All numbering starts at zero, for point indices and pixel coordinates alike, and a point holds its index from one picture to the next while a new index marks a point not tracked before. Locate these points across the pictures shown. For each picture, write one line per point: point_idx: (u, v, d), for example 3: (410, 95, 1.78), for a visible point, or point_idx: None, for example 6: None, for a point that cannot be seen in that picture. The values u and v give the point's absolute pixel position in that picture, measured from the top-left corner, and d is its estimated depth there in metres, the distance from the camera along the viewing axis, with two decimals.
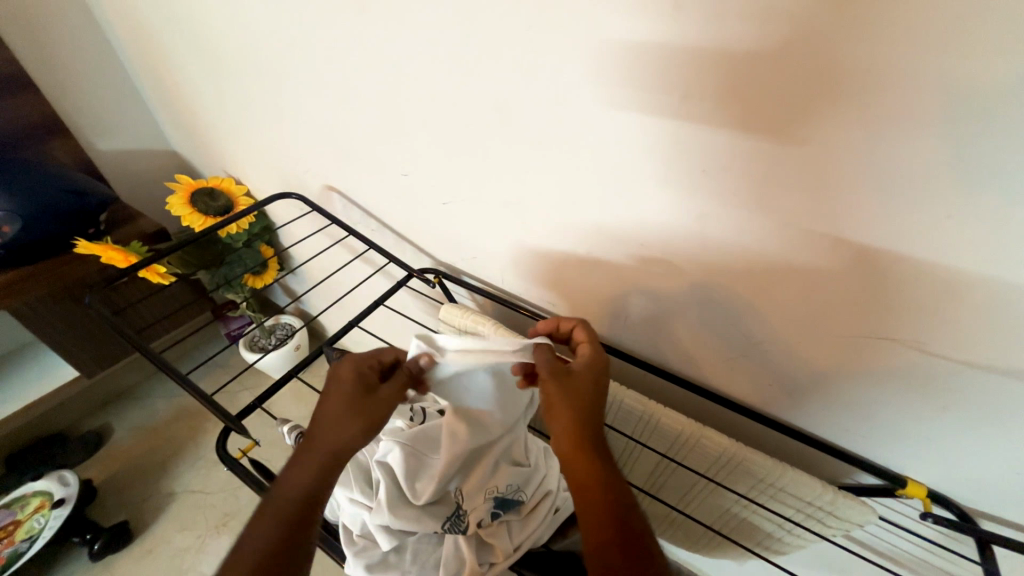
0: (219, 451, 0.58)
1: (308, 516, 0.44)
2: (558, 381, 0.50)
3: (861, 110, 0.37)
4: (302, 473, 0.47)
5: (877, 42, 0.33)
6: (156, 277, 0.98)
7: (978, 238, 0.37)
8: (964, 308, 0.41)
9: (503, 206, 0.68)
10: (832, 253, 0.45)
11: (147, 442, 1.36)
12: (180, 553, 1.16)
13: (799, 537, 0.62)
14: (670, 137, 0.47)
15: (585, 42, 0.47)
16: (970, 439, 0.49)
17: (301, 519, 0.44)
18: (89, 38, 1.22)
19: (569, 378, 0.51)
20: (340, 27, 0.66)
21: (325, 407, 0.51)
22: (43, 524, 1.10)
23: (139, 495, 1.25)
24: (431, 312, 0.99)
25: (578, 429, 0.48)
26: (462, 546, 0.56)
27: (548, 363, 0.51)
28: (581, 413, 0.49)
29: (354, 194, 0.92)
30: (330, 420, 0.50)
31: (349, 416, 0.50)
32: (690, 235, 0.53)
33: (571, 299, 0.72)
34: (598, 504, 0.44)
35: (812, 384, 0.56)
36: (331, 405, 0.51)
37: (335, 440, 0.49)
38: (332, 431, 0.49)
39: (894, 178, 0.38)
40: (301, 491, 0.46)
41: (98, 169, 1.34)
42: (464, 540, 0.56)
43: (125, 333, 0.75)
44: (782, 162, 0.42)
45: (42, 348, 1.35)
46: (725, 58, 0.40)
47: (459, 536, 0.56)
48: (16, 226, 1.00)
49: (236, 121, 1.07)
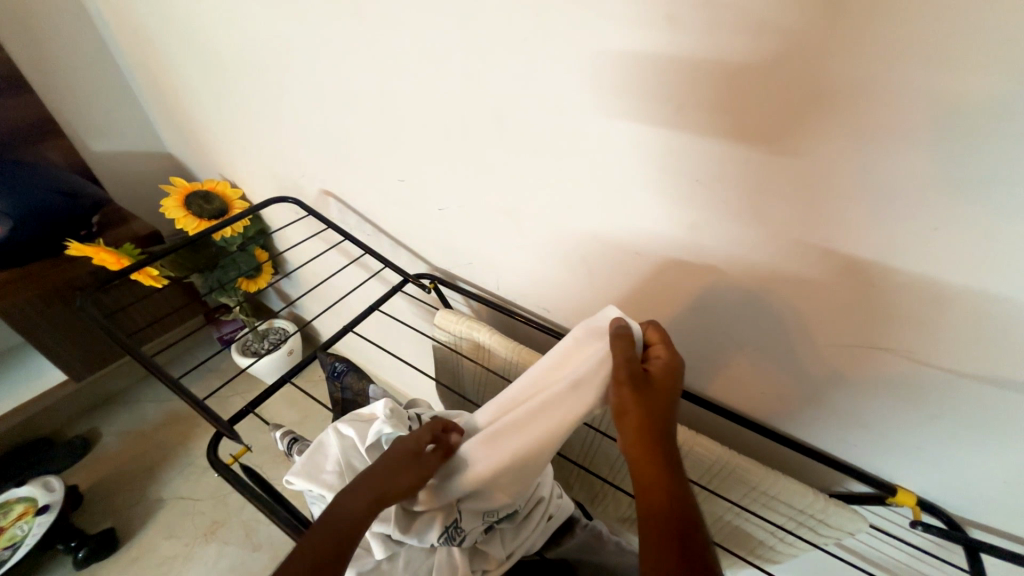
0: (211, 457, 0.57)
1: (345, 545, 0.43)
2: (627, 387, 0.47)
3: (852, 124, 0.38)
4: (356, 500, 0.45)
5: (865, 61, 0.35)
6: (149, 280, 0.98)
7: (965, 248, 0.38)
8: (949, 318, 0.42)
9: (499, 212, 0.68)
10: (823, 264, 0.46)
11: (135, 447, 1.33)
12: (167, 561, 1.14)
13: (791, 545, 0.62)
14: (665, 147, 0.48)
15: (581, 53, 0.47)
16: (957, 448, 0.50)
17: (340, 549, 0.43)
18: (86, 40, 1.22)
19: (631, 378, 0.47)
20: (337, 39, 0.68)
21: (399, 450, 0.48)
22: (26, 532, 1.07)
23: (126, 502, 1.23)
24: (426, 318, 0.98)
25: (643, 440, 0.44)
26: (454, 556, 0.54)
27: (620, 367, 0.48)
28: (643, 438, 0.44)
29: (349, 198, 0.92)
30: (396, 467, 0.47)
31: (417, 471, 0.48)
32: (683, 244, 0.54)
33: (565, 306, 0.72)
34: (653, 540, 0.39)
35: (804, 393, 0.56)
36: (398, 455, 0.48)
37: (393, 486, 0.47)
38: (397, 473, 0.47)
39: (883, 190, 0.39)
40: (349, 521, 0.44)
41: (92, 171, 1.33)
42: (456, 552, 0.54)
43: (117, 336, 0.74)
44: (773, 173, 0.43)
45: (30, 351, 1.33)
46: (720, 71, 0.41)
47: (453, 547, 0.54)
48: (8, 227, 0.99)
49: (232, 124, 1.07)
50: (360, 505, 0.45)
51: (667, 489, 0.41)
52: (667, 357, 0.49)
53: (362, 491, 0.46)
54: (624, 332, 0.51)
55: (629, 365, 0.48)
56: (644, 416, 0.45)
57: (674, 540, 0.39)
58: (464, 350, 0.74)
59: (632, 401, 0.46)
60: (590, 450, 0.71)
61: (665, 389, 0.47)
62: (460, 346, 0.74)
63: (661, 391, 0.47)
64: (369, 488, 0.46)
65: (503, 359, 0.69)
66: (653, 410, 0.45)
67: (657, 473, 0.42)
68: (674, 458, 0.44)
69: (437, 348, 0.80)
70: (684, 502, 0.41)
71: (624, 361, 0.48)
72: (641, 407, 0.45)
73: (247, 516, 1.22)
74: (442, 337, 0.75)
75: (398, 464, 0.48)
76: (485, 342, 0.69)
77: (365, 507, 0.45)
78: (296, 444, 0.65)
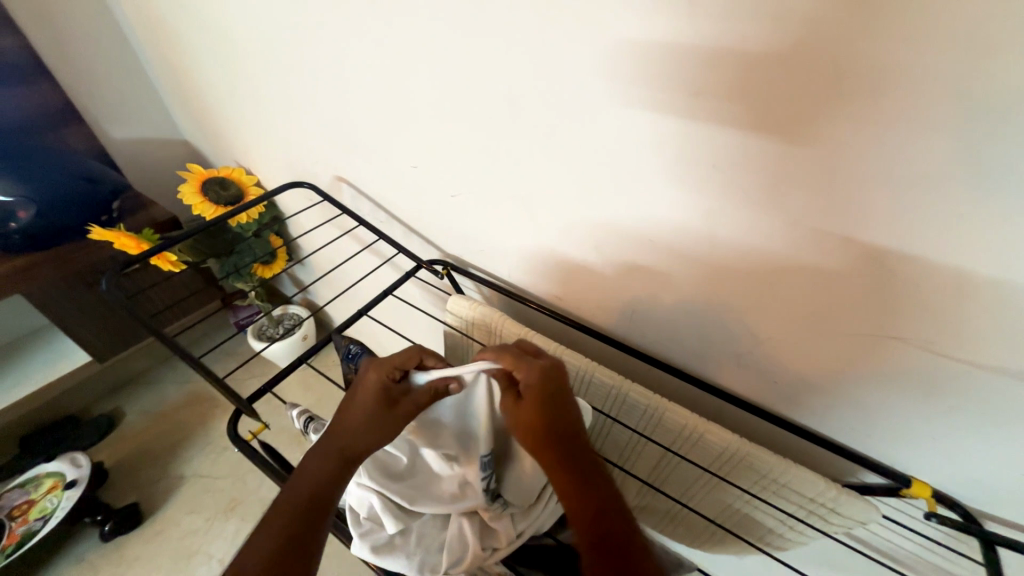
0: (230, 435, 0.58)
1: (322, 507, 0.46)
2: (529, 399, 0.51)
3: (872, 108, 0.36)
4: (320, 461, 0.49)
5: (890, 40, 0.33)
6: (167, 265, 1.00)
7: (985, 237, 0.37)
8: (971, 308, 0.41)
9: (511, 199, 0.68)
10: (842, 253, 0.44)
11: (156, 427, 1.38)
12: (188, 536, 1.18)
13: (801, 534, 0.61)
14: (678, 133, 0.47)
15: (594, 37, 0.46)
16: (972, 440, 0.49)
17: (319, 506, 0.46)
18: (103, 27, 1.23)
19: (516, 410, 0.51)
20: (352, 27, 0.67)
21: (355, 406, 0.52)
22: (55, 505, 1.12)
23: (148, 479, 1.27)
24: (438, 304, 0.99)
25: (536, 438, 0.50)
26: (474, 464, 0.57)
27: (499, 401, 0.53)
28: (537, 435, 0.50)
29: (362, 185, 0.92)
30: (362, 418, 0.51)
31: (381, 417, 0.52)
32: (698, 232, 0.53)
33: (575, 292, 0.72)
34: (582, 526, 0.45)
35: (816, 383, 0.56)
36: (363, 403, 0.52)
37: (355, 437, 0.50)
38: (355, 427, 0.51)
39: (906, 175, 0.38)
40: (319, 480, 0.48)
41: (112, 157, 1.35)
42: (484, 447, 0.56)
43: (141, 318, 0.76)
44: (790, 161, 0.42)
45: (55, 333, 1.37)
46: (734, 55, 0.40)
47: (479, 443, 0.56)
48: (31, 212, 1.02)
49: (247, 111, 1.07)
50: (325, 464, 0.49)
51: (576, 491, 0.47)
52: (532, 369, 0.52)
53: (323, 453, 0.50)
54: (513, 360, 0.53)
55: (506, 400, 0.52)
56: (536, 431, 0.50)
57: (597, 530, 0.45)
58: (475, 335, 0.74)
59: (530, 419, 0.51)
60: (600, 436, 0.71)
61: (552, 405, 0.51)
62: (472, 331, 0.74)
63: (545, 397, 0.51)
64: (329, 450, 0.50)
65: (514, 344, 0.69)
66: (549, 410, 0.51)
67: (561, 475, 0.48)
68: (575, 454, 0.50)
69: (448, 333, 0.80)
70: (597, 495, 0.47)
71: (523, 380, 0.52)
72: (531, 431, 0.50)
73: (263, 495, 1.25)
74: (454, 321, 0.75)
75: (351, 419, 0.52)
76: (496, 327, 0.69)
77: (330, 465, 0.49)
78: (312, 423, 0.66)
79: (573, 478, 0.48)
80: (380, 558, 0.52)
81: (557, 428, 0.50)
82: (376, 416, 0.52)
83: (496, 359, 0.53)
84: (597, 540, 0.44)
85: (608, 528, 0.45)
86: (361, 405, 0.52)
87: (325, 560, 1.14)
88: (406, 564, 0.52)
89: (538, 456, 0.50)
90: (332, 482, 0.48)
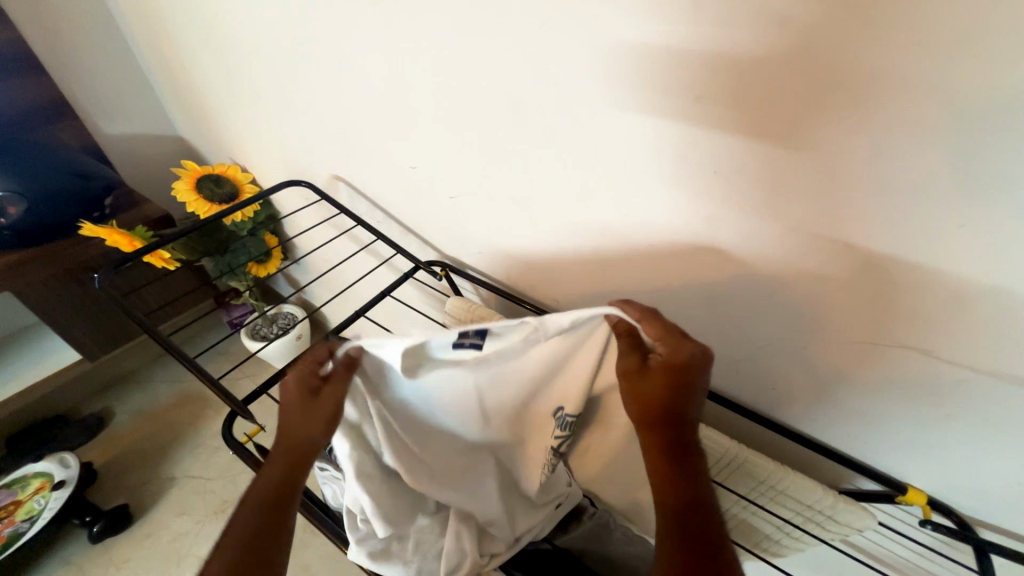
0: (225, 437, 0.57)
1: (284, 499, 0.46)
2: (658, 375, 0.44)
3: (874, 119, 0.36)
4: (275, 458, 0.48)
5: (892, 51, 0.33)
6: (161, 263, 0.99)
7: (983, 248, 0.37)
8: (968, 318, 0.41)
9: (510, 201, 0.67)
10: (843, 261, 0.45)
11: (147, 427, 1.36)
12: (179, 538, 1.16)
13: (797, 539, 0.62)
14: (679, 139, 0.47)
15: (599, 40, 0.46)
16: (968, 448, 0.50)
17: (280, 503, 0.46)
18: (97, 21, 1.21)
19: (639, 384, 0.45)
20: (352, 25, 0.66)
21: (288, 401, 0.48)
22: (43, 506, 1.10)
23: (139, 479, 1.25)
24: (436, 305, 0.98)
25: (648, 416, 0.45)
26: (547, 419, 0.53)
27: (622, 361, 0.45)
28: (652, 412, 0.45)
29: (360, 184, 0.92)
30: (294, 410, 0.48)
31: (306, 405, 0.47)
32: (698, 239, 0.53)
33: (576, 297, 0.72)
34: (666, 512, 0.45)
35: (813, 389, 0.56)
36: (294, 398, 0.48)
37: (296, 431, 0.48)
38: (293, 421, 0.48)
39: (907, 185, 0.38)
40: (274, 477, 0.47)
41: (104, 153, 1.33)
42: (571, 410, 0.51)
43: (135, 316, 0.75)
44: (790, 169, 0.42)
45: (43, 331, 1.35)
46: (736, 62, 0.40)
47: (562, 396, 0.51)
48: (20, 208, 1.00)
49: (243, 108, 1.06)
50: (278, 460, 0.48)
51: (673, 479, 0.45)
52: (681, 350, 0.44)
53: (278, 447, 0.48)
54: (657, 329, 0.45)
55: (630, 364, 0.45)
56: (654, 409, 0.45)
57: (679, 519, 0.44)
58: None
59: (652, 398, 0.45)
60: None
61: (680, 391, 0.44)
62: None
63: (682, 380, 0.44)
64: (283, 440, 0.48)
65: None
66: (674, 395, 0.45)
67: (661, 459, 0.45)
68: (683, 441, 0.46)
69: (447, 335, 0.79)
70: (693, 486, 0.45)
71: (661, 355, 0.44)
72: (642, 404, 0.45)
73: None
74: (452, 323, 0.74)
75: (289, 418, 0.48)
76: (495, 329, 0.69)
77: (286, 462, 0.48)
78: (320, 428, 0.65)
79: (672, 462, 0.45)
80: (376, 565, 0.52)
81: (677, 413, 0.45)
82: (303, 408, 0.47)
83: (637, 319, 0.46)
84: (683, 532, 0.43)
85: (697, 523, 0.43)
86: (293, 406, 0.48)
87: (318, 563, 1.13)
88: (402, 570, 0.53)
89: (643, 428, 0.46)
90: (288, 476, 0.47)
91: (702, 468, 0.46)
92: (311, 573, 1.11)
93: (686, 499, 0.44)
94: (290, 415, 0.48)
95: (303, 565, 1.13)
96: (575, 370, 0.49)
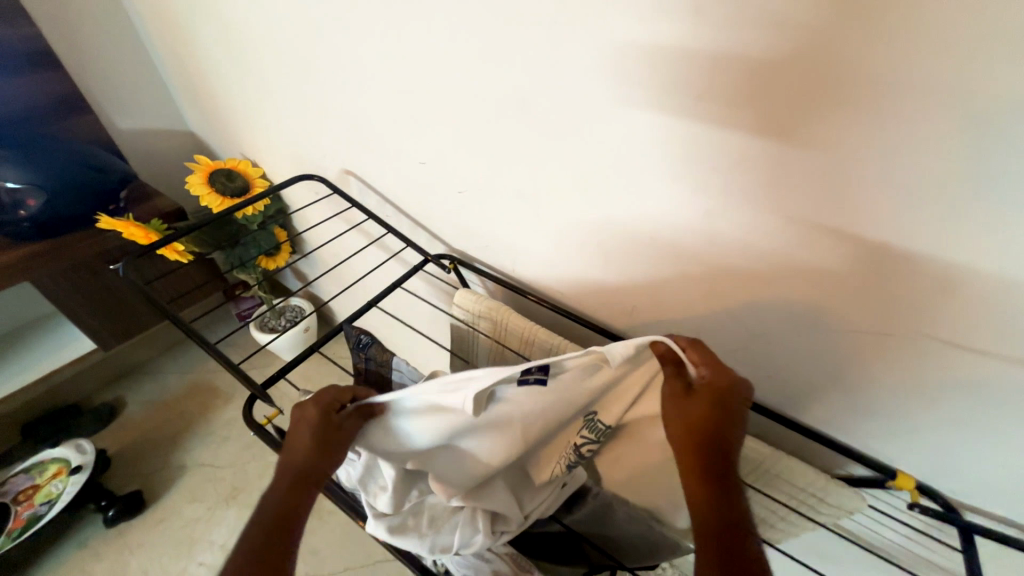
0: (247, 417, 0.59)
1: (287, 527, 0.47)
2: (700, 398, 0.46)
3: (876, 115, 0.38)
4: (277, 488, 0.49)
5: (894, 48, 0.35)
6: (175, 256, 1.01)
7: (974, 240, 0.39)
8: (958, 306, 0.43)
9: (518, 197, 0.70)
10: (840, 253, 0.47)
11: (159, 416, 1.39)
12: (191, 523, 1.19)
13: (791, 523, 0.64)
14: (685, 135, 0.49)
15: (608, 39, 0.48)
16: (954, 432, 0.53)
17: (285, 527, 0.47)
18: (110, 18, 1.23)
19: (684, 402, 0.47)
20: (365, 23, 0.68)
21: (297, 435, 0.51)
22: (61, 489, 1.14)
23: (151, 467, 1.28)
24: (443, 298, 1.01)
25: (692, 438, 0.46)
26: (576, 424, 0.56)
27: (668, 381, 0.48)
28: (698, 434, 0.46)
29: (369, 178, 0.94)
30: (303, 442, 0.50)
31: (318, 434, 0.50)
32: (701, 232, 0.55)
33: (580, 289, 0.74)
34: (703, 536, 0.44)
35: (810, 378, 0.58)
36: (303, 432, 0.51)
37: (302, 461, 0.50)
38: (301, 452, 0.50)
39: (910, 179, 0.39)
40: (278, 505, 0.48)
41: (117, 147, 1.36)
42: (605, 417, 0.54)
43: (156, 305, 0.77)
44: (796, 163, 0.44)
45: (57, 321, 1.38)
46: (744, 59, 0.42)
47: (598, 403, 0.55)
48: (40, 201, 1.03)
49: (255, 104, 1.08)
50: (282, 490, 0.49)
51: (712, 500, 0.45)
52: (722, 375, 0.46)
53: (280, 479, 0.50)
54: (698, 359, 0.48)
55: (673, 386, 0.48)
56: (700, 429, 0.46)
57: (715, 542, 0.43)
58: (481, 329, 0.76)
59: (696, 417, 0.46)
60: None
61: (724, 412, 0.46)
62: (478, 325, 0.75)
63: (722, 404, 0.46)
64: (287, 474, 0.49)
65: (520, 336, 0.71)
66: (716, 416, 0.46)
67: (703, 481, 0.46)
68: (725, 464, 0.46)
69: (454, 327, 0.81)
70: (730, 512, 0.44)
71: (703, 382, 0.47)
72: (691, 426, 0.46)
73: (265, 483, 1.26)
74: (460, 315, 0.77)
75: (296, 448, 0.50)
76: (503, 320, 0.71)
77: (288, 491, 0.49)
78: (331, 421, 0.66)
79: (715, 486, 0.45)
80: (393, 538, 0.55)
81: (719, 435, 0.46)
82: (314, 437, 0.50)
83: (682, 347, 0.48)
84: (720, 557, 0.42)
85: (734, 548, 0.42)
86: (303, 435, 0.50)
87: (326, 547, 1.16)
88: (418, 543, 0.55)
89: (687, 450, 0.47)
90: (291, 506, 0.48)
91: (741, 494, 0.46)
92: (320, 557, 1.14)
93: (724, 523, 0.44)
94: (298, 448, 0.50)
95: (311, 550, 1.15)
96: (619, 391, 0.53)
